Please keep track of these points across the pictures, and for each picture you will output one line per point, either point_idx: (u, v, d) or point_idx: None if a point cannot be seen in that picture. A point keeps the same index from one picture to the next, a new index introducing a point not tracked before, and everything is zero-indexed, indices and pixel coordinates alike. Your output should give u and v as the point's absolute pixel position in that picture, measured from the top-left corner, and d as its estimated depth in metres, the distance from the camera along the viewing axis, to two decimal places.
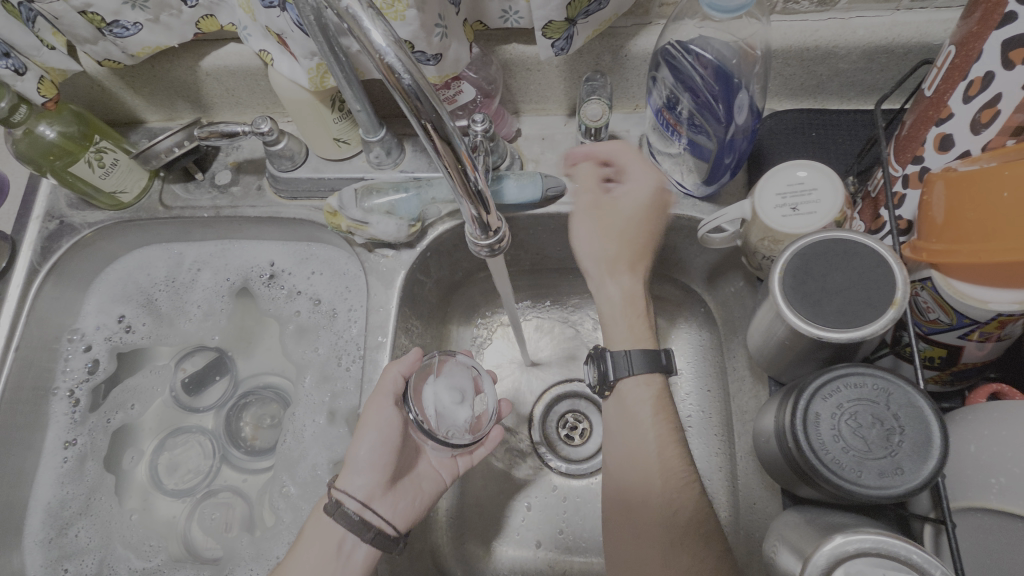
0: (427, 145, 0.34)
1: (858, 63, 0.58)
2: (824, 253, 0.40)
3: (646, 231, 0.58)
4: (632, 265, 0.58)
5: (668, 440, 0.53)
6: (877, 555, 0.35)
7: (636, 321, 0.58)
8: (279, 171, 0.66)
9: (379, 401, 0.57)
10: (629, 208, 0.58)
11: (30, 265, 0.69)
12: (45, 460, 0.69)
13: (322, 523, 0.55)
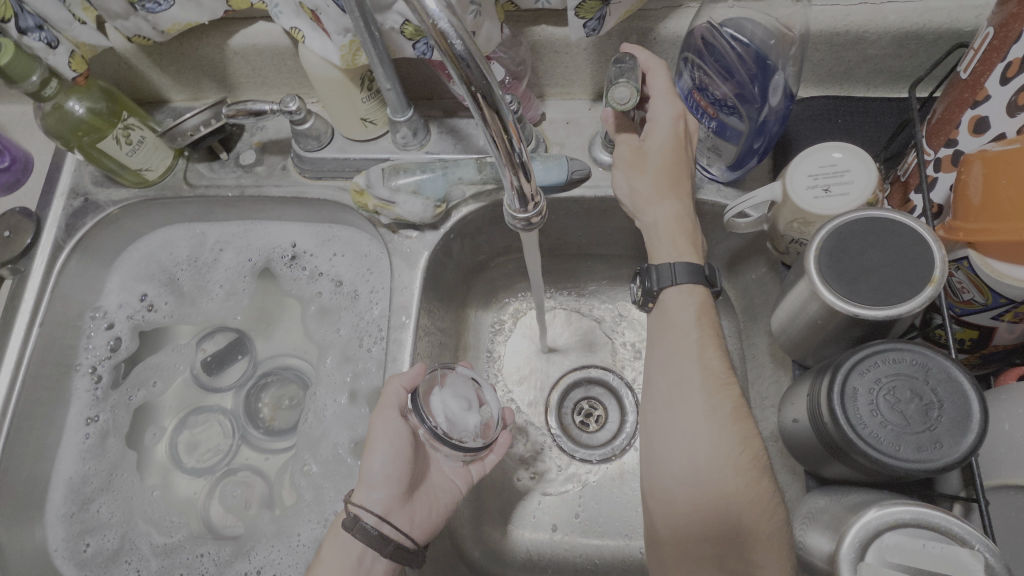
0: (475, 114, 0.35)
1: (887, 49, 0.58)
2: (860, 231, 0.40)
3: (682, 160, 0.55)
4: (672, 194, 0.55)
5: (712, 347, 0.52)
6: (916, 526, 0.36)
7: (681, 241, 0.55)
8: (304, 151, 0.66)
9: (386, 413, 0.56)
10: (660, 138, 0.54)
11: (54, 241, 0.69)
12: (66, 436, 0.69)
13: (339, 541, 0.53)
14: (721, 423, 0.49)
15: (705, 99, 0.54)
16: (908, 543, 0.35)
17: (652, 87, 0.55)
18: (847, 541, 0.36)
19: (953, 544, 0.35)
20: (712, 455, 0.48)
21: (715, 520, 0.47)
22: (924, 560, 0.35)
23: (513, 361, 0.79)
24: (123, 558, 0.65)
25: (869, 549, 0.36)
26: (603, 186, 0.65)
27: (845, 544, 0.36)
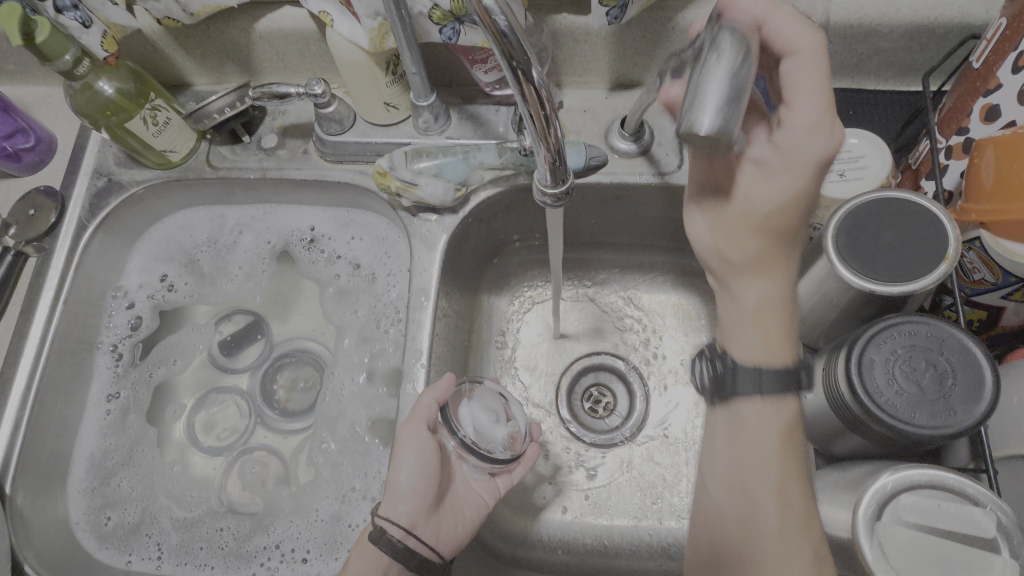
0: (515, 88, 0.36)
1: (899, 42, 0.59)
2: (877, 212, 0.42)
3: (795, 225, 0.46)
4: (772, 269, 0.47)
5: (797, 475, 0.45)
6: (929, 487, 0.39)
7: (780, 326, 0.47)
8: (327, 134, 0.68)
9: (412, 428, 0.57)
10: (774, 199, 0.46)
11: (79, 220, 0.71)
12: (88, 411, 0.70)
13: (366, 552, 0.54)
14: (793, 552, 0.43)
15: None
16: (923, 503, 0.38)
17: (799, 107, 0.43)
18: (865, 503, 0.39)
19: (965, 503, 0.38)
20: None
21: None
22: (937, 518, 0.38)
23: (525, 347, 0.80)
24: (145, 532, 0.66)
25: (886, 510, 0.39)
26: (619, 173, 0.66)
27: (862, 503, 0.39)
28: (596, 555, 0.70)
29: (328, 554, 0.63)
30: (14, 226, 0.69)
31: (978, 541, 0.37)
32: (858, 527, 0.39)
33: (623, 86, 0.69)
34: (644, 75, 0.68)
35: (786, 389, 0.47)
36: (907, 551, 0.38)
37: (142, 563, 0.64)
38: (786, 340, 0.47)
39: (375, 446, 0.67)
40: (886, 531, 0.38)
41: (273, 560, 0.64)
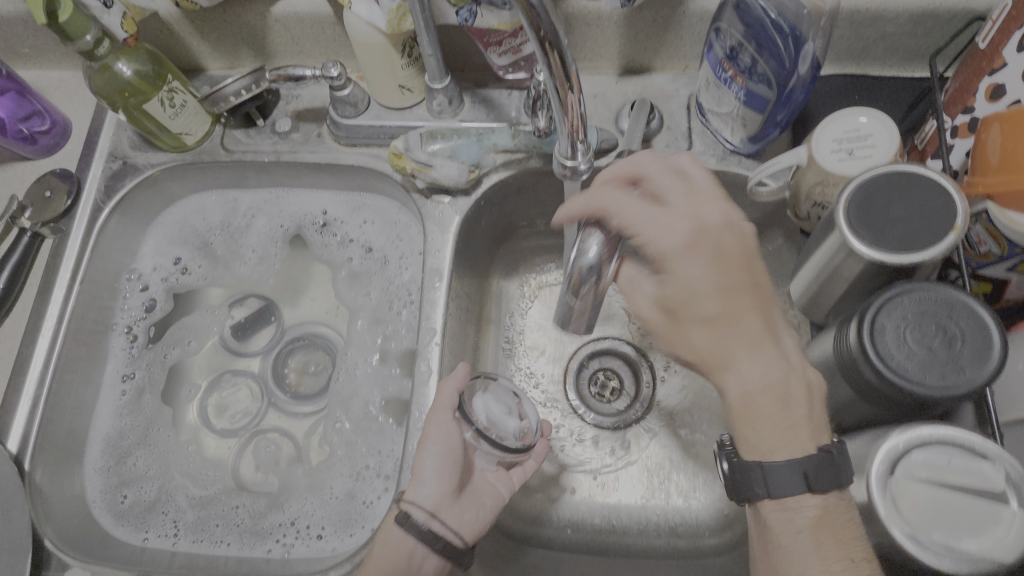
0: (541, 63, 0.38)
1: (904, 27, 0.61)
2: (887, 185, 0.43)
3: (744, 306, 0.44)
4: (746, 359, 0.44)
5: (852, 555, 0.40)
6: (941, 444, 0.40)
7: (784, 415, 0.44)
8: (341, 117, 0.69)
9: (438, 418, 0.58)
10: (705, 297, 0.44)
11: (95, 203, 0.71)
12: (104, 392, 0.71)
13: (392, 539, 0.53)
14: None
15: (734, 66, 0.56)
16: (934, 458, 0.40)
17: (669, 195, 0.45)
18: (878, 461, 0.41)
19: (975, 456, 0.39)
20: None
21: None
22: (949, 473, 0.40)
23: (533, 331, 0.81)
24: (160, 510, 0.66)
25: (899, 466, 0.41)
26: None
27: (876, 464, 0.41)
28: (606, 534, 0.71)
29: (343, 530, 0.64)
30: (30, 208, 0.70)
31: (990, 493, 0.39)
32: (872, 484, 0.40)
33: (632, 71, 0.71)
34: (653, 61, 0.69)
35: (816, 481, 0.42)
36: (920, 504, 0.39)
37: (158, 540, 0.65)
38: (796, 425, 0.44)
39: (388, 425, 0.68)
40: (899, 487, 0.40)
41: (288, 537, 0.64)
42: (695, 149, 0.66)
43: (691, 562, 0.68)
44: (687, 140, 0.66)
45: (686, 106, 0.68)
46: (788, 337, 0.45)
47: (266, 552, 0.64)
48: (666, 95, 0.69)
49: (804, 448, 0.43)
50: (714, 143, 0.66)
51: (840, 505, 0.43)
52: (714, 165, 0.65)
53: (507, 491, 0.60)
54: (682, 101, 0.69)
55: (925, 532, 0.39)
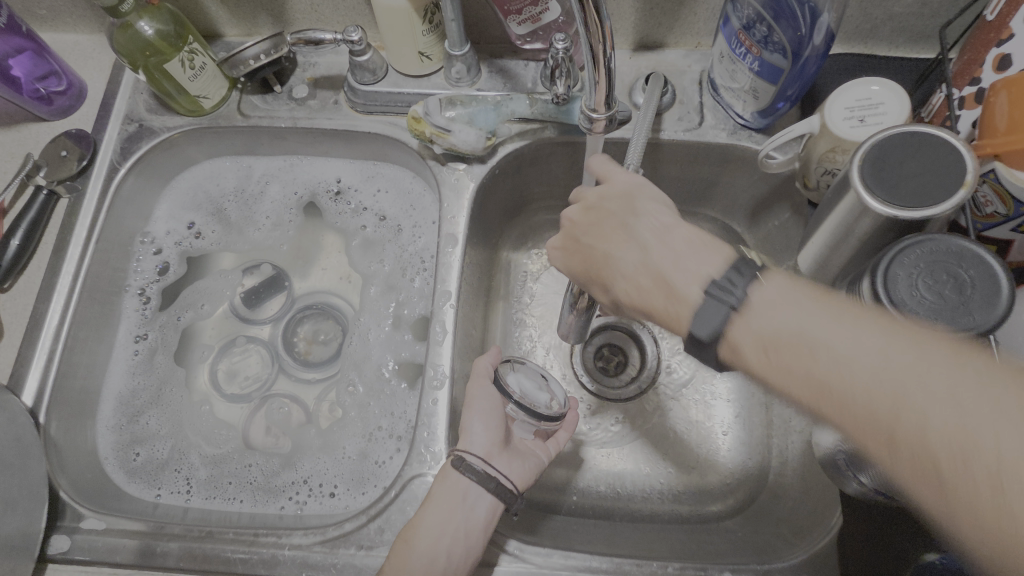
0: (579, 15, 0.42)
1: (913, 7, 0.62)
2: (899, 145, 0.45)
3: (590, 250, 0.52)
4: (611, 279, 0.49)
5: (810, 352, 0.37)
6: None
7: (656, 298, 0.46)
8: (359, 83, 0.70)
9: (479, 382, 0.59)
10: (570, 262, 0.54)
11: (110, 164, 0.72)
12: (116, 352, 0.71)
13: (449, 482, 0.54)
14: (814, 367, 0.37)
15: (750, 37, 0.57)
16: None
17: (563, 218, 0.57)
18: None
19: None
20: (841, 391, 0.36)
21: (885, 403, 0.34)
22: None
23: (541, 304, 0.81)
24: (173, 467, 0.67)
25: None
26: None
27: None
28: (611, 501, 0.71)
29: (355, 488, 0.65)
30: (46, 167, 0.70)
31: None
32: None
33: (645, 47, 0.72)
34: (667, 37, 0.70)
35: (705, 327, 0.41)
36: None
37: (171, 497, 0.65)
38: (670, 296, 0.45)
39: (400, 388, 0.69)
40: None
41: (301, 495, 0.65)
42: (706, 123, 0.67)
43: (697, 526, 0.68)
44: (699, 115, 0.68)
45: (698, 81, 0.70)
46: (642, 231, 0.48)
47: (279, 508, 0.64)
48: (679, 70, 0.70)
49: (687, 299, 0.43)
50: (725, 117, 0.68)
51: (777, 307, 0.40)
52: (725, 139, 0.66)
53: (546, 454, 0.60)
54: (694, 76, 0.70)
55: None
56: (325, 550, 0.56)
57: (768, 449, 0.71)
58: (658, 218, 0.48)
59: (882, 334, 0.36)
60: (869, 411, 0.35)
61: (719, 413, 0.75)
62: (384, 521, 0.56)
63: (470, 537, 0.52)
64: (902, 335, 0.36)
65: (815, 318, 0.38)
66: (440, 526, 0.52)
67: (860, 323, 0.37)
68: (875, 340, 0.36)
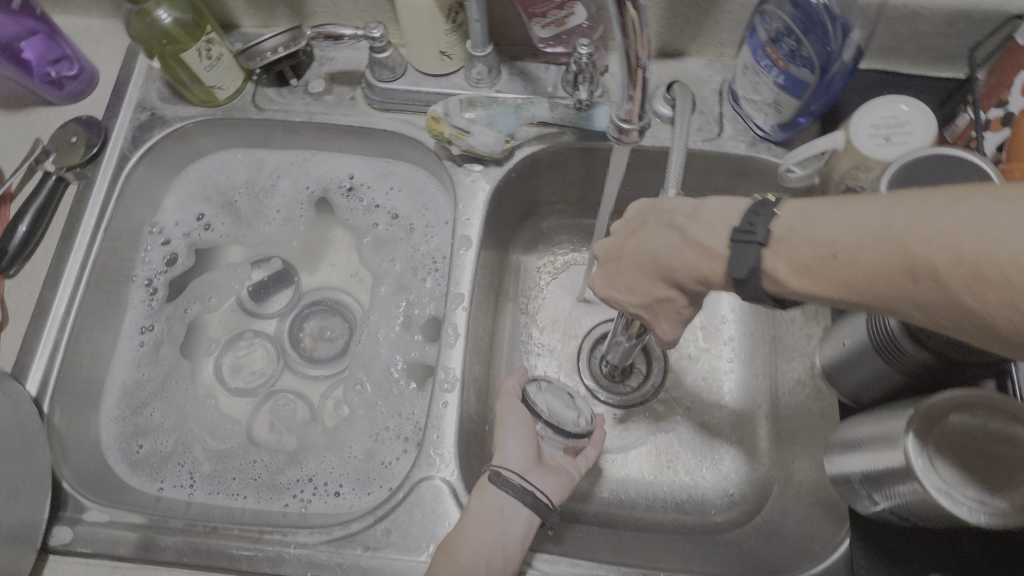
0: (617, 22, 0.42)
1: (938, 26, 0.62)
2: (932, 164, 0.47)
3: (634, 257, 0.48)
4: (664, 269, 0.45)
5: (825, 256, 0.35)
6: (972, 407, 0.41)
7: (710, 265, 0.42)
8: (377, 80, 0.69)
9: (508, 401, 0.61)
10: (616, 282, 0.51)
11: (121, 151, 0.71)
12: (121, 342, 0.70)
13: (487, 495, 0.54)
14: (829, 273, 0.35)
15: (777, 50, 0.57)
16: (969, 421, 0.40)
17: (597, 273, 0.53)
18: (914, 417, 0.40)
19: (1010, 421, 0.40)
20: (869, 272, 0.33)
21: (893, 255, 0.32)
22: (984, 437, 0.40)
23: (551, 309, 0.80)
24: (176, 461, 0.66)
25: (935, 427, 0.40)
26: (661, 137, 0.68)
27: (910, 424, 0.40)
28: (615, 509, 0.71)
29: (360, 489, 0.64)
30: (55, 152, 0.69)
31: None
32: (909, 442, 0.39)
33: (666, 56, 0.72)
34: (689, 46, 0.70)
35: (741, 271, 0.38)
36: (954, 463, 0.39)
37: (174, 491, 0.65)
38: (719, 255, 0.41)
39: (408, 389, 0.68)
40: (932, 446, 0.39)
41: (305, 493, 0.64)
42: (726, 134, 0.67)
43: (700, 537, 0.68)
44: (719, 125, 0.67)
45: (718, 91, 0.69)
46: (671, 213, 0.45)
47: (283, 506, 0.64)
48: (700, 80, 0.70)
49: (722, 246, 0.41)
50: (744, 129, 0.67)
51: (791, 234, 0.37)
52: (744, 151, 0.66)
53: (577, 471, 0.61)
54: (715, 87, 0.70)
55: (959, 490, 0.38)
56: (330, 550, 0.55)
57: (775, 462, 0.70)
58: (679, 199, 0.46)
59: (888, 211, 0.33)
60: (905, 290, 0.32)
61: (726, 425, 0.74)
62: (391, 522, 0.56)
63: (509, 550, 0.52)
64: (904, 204, 0.32)
65: (823, 222, 0.36)
66: (479, 539, 0.52)
67: (862, 209, 0.34)
68: (877, 220, 0.33)
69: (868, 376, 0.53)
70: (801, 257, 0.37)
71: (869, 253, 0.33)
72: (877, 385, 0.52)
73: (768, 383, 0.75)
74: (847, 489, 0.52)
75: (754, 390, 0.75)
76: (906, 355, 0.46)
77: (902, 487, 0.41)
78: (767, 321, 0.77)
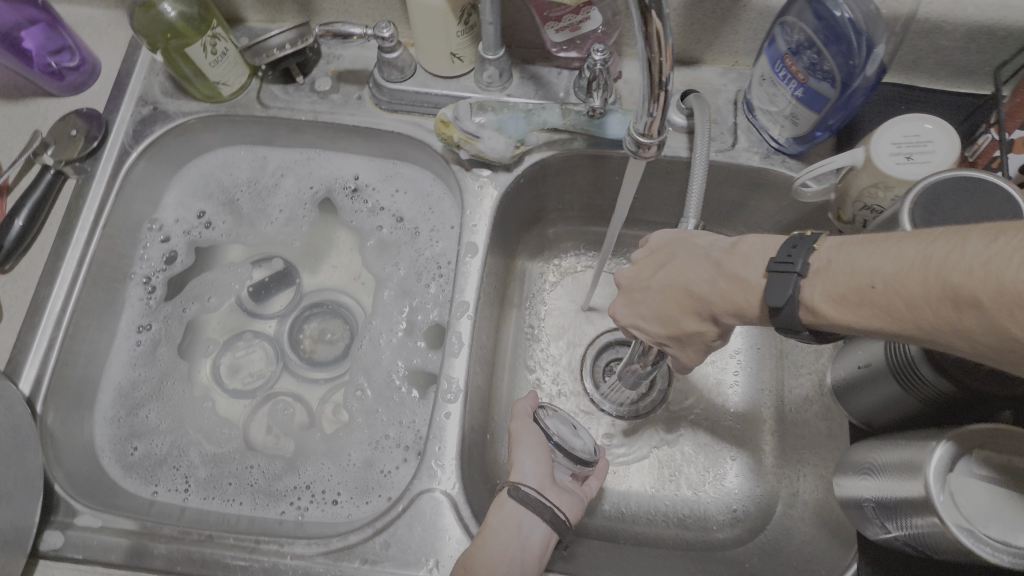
0: (640, 33, 0.42)
1: (960, 41, 0.60)
2: (955, 188, 0.46)
3: (662, 288, 0.50)
4: (697, 299, 0.47)
5: (863, 286, 0.36)
6: (996, 443, 0.39)
7: (746, 296, 0.44)
8: (385, 81, 0.67)
9: (521, 420, 0.61)
10: (640, 308, 0.52)
11: (121, 146, 0.69)
12: (118, 341, 0.69)
13: (505, 511, 0.53)
14: (868, 303, 0.36)
15: (797, 62, 0.56)
16: (994, 458, 0.39)
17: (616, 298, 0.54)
18: (937, 454, 0.39)
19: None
20: (908, 302, 0.34)
21: (931, 286, 0.33)
22: (1010, 474, 0.38)
23: (555, 316, 0.79)
24: (171, 464, 0.65)
25: (959, 463, 0.39)
26: (674, 146, 0.66)
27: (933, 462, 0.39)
28: (616, 523, 0.70)
29: (358, 498, 0.63)
30: (53, 145, 0.68)
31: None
32: (932, 475, 0.38)
33: (680, 63, 0.70)
34: (704, 53, 0.68)
35: (778, 298, 0.40)
36: (981, 503, 0.37)
37: (168, 495, 0.63)
38: (755, 286, 0.43)
39: (409, 397, 0.67)
40: (957, 481, 0.38)
41: (302, 500, 0.63)
42: (740, 145, 0.65)
43: (702, 553, 0.67)
44: (732, 136, 0.66)
45: (732, 101, 0.68)
46: (709, 249, 0.48)
47: (280, 513, 0.63)
48: (714, 88, 0.69)
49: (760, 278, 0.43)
50: (758, 140, 0.66)
51: (831, 266, 0.39)
52: (758, 163, 0.65)
53: (585, 496, 0.60)
54: (729, 96, 0.68)
55: (983, 528, 0.36)
56: (327, 562, 0.54)
57: (780, 479, 0.69)
58: (716, 240, 0.49)
59: (926, 244, 0.34)
60: (945, 319, 0.32)
61: (730, 440, 0.73)
62: (390, 535, 0.55)
63: (527, 565, 0.51)
64: (942, 238, 0.33)
65: (861, 255, 0.37)
66: (499, 555, 0.50)
67: (900, 243, 0.36)
68: (916, 253, 0.34)
69: (882, 400, 0.52)
70: (839, 287, 0.38)
71: (907, 284, 0.34)
72: (889, 409, 0.51)
73: (774, 399, 0.74)
74: (857, 514, 0.50)
75: (760, 405, 0.74)
76: (925, 382, 0.45)
77: (918, 519, 0.40)
78: (775, 335, 0.76)
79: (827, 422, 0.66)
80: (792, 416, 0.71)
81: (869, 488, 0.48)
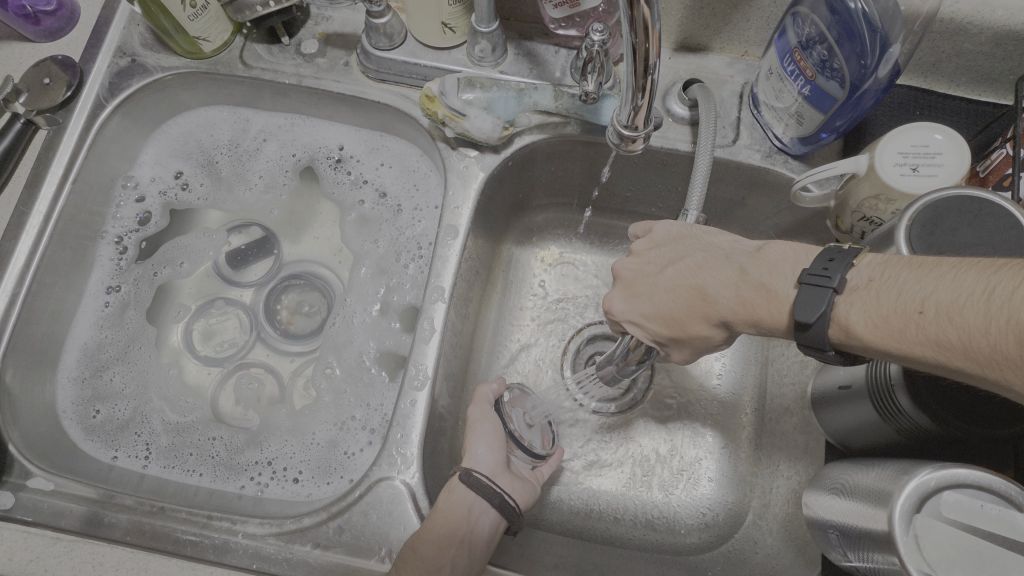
0: (626, 18, 0.39)
1: (983, 46, 0.56)
2: (958, 207, 0.43)
3: (672, 287, 0.47)
4: (711, 303, 0.45)
5: (911, 311, 0.36)
6: (972, 486, 0.37)
7: (770, 307, 0.43)
8: (373, 48, 0.64)
9: (480, 406, 0.60)
10: (641, 301, 0.49)
11: (96, 98, 0.66)
12: (85, 302, 0.67)
13: (455, 496, 0.52)
14: (918, 330, 0.35)
15: (807, 58, 0.52)
16: (967, 501, 0.36)
17: (609, 295, 0.52)
18: (906, 494, 0.37)
19: (1008, 506, 0.36)
20: (965, 335, 0.33)
21: (997, 320, 0.32)
22: (981, 519, 0.36)
23: (538, 304, 0.76)
24: (134, 429, 0.64)
25: (927, 504, 0.37)
26: (673, 138, 0.63)
27: (901, 500, 0.37)
28: (580, 518, 0.68)
29: (319, 477, 0.62)
30: (25, 93, 0.64)
31: (1018, 548, 0.35)
32: (896, 513, 0.37)
33: (686, 49, 0.66)
34: (712, 41, 0.65)
35: (811, 313, 0.39)
36: (945, 547, 0.35)
37: (127, 461, 0.63)
38: (782, 298, 0.42)
39: (379, 378, 0.66)
40: (924, 524, 0.36)
41: (263, 476, 0.62)
42: (740, 142, 0.62)
43: (667, 557, 0.65)
44: (734, 131, 0.62)
45: (739, 94, 0.64)
46: (730, 253, 0.47)
47: (239, 488, 0.62)
48: (719, 79, 0.65)
49: (786, 290, 0.42)
50: (762, 137, 0.62)
51: (872, 285, 0.39)
52: (758, 162, 0.61)
53: (536, 482, 0.60)
54: (735, 88, 0.64)
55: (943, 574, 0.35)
56: (279, 543, 0.53)
57: (753, 489, 0.67)
58: (735, 244, 0.48)
59: (988, 275, 0.34)
60: (1004, 354, 0.32)
61: (707, 443, 0.70)
62: (344, 521, 0.54)
63: (475, 548, 0.50)
64: (1005, 271, 0.33)
65: (911, 279, 0.37)
66: (447, 539, 0.49)
67: (956, 273, 0.35)
68: (976, 283, 0.34)
69: (859, 423, 0.50)
70: (881, 309, 0.37)
71: (968, 313, 0.33)
72: (865, 432, 0.49)
73: (755, 407, 0.72)
74: (822, 537, 0.49)
75: (740, 412, 0.72)
76: (903, 415, 0.43)
77: (878, 554, 0.38)
78: (762, 341, 0.73)
79: (805, 436, 0.64)
80: (771, 425, 0.69)
81: (835, 512, 0.47)
